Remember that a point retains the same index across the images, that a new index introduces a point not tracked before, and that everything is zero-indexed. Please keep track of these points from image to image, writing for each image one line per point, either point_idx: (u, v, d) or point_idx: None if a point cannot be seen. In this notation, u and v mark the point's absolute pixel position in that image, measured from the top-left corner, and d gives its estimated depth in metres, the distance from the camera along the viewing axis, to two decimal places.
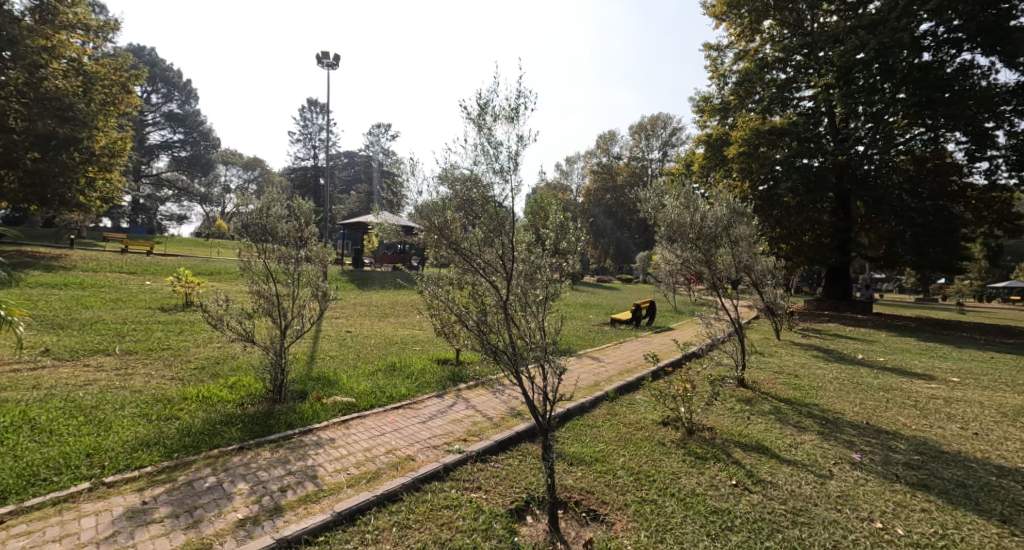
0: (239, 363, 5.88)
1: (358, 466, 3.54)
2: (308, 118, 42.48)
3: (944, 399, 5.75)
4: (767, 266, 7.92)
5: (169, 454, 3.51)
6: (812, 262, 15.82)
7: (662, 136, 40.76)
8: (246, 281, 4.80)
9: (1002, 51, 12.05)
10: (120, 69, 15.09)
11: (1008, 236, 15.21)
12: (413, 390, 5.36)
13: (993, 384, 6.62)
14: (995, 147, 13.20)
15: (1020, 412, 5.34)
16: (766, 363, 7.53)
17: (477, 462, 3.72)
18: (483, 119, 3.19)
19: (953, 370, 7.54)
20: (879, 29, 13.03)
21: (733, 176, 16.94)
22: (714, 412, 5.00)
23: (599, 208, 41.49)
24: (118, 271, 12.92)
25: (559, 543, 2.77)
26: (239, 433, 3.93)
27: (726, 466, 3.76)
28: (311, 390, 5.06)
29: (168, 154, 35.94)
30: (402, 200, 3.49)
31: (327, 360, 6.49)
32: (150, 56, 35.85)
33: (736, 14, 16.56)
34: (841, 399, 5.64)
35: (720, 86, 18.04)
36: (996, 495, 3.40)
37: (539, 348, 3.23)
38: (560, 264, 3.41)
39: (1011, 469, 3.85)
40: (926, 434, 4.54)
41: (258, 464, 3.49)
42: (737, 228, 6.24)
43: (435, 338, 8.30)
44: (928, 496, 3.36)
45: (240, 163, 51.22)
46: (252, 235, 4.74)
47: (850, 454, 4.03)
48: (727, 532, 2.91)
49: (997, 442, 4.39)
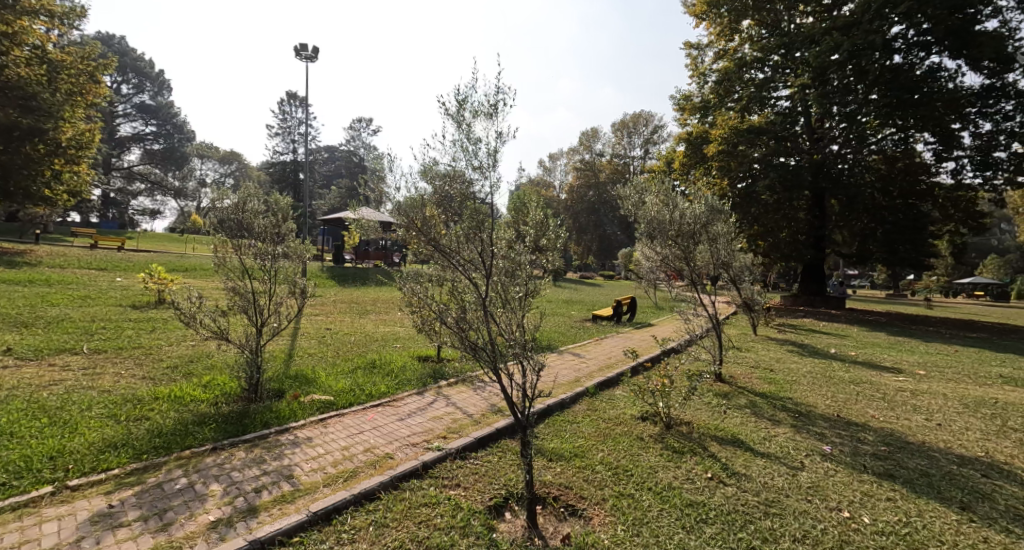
0: (214, 361, 5.76)
1: (335, 466, 3.49)
2: (287, 112, 41.70)
3: (911, 392, 5.94)
4: (744, 263, 8.05)
5: (138, 455, 3.42)
6: (788, 259, 16.15)
7: (645, 133, 41.07)
8: (220, 277, 4.69)
9: (967, 55, 12.59)
10: (88, 58, 14.59)
11: (973, 234, 15.76)
12: (393, 387, 5.32)
13: (957, 377, 6.88)
14: (961, 148, 13.67)
15: (981, 403, 5.55)
16: (743, 358, 7.68)
17: (457, 459, 3.72)
18: (461, 115, 3.17)
19: (920, 363, 7.79)
20: (854, 31, 13.36)
21: (712, 174, 17.22)
22: (692, 407, 5.08)
23: (582, 205, 41.75)
24: (88, 268, 12.53)
25: (536, 538, 2.80)
26: (213, 433, 3.84)
27: (701, 459, 3.83)
28: (288, 389, 4.97)
29: (139, 146, 34.80)
30: (380, 196, 3.45)
31: (306, 357, 6.40)
32: (120, 45, 34.68)
33: (715, 13, 16.79)
34: (814, 393, 5.78)
35: (700, 85, 18.25)
36: (957, 483, 3.53)
37: (518, 344, 3.24)
38: (540, 260, 3.38)
39: (971, 458, 4.00)
40: (892, 426, 4.69)
41: (232, 464, 3.43)
42: (715, 226, 6.32)
43: (416, 335, 8.26)
44: (893, 485, 3.48)
45: (216, 157, 50.12)
46: (227, 231, 4.63)
47: (820, 446, 4.14)
48: (702, 525, 2.96)
49: (959, 433, 4.55)
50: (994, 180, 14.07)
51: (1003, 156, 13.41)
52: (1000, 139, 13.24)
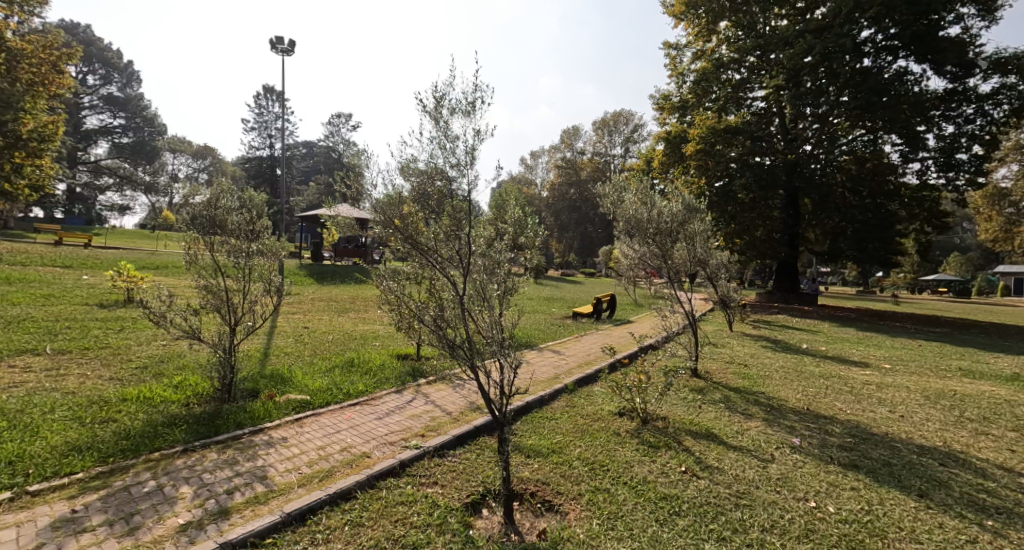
0: (185, 361, 5.63)
1: (310, 466, 3.45)
2: (264, 106, 40.75)
3: (877, 385, 6.16)
4: (720, 260, 8.20)
5: (104, 459, 3.32)
6: (763, 256, 16.52)
7: (625, 132, 41.45)
8: (192, 275, 4.57)
9: (932, 59, 13.04)
10: (50, 47, 14.03)
11: (937, 232, 16.36)
12: (371, 386, 5.27)
13: (919, 370, 7.17)
14: (926, 149, 14.15)
15: (942, 395, 5.79)
16: (719, 354, 7.83)
17: (435, 457, 3.71)
18: (439, 112, 3.16)
19: (885, 358, 8.07)
20: (825, 34, 13.67)
21: (690, 173, 17.53)
22: (668, 402, 5.17)
23: (564, 202, 42.00)
24: (52, 265, 12.10)
25: (513, 533, 2.82)
26: (183, 435, 3.75)
27: (676, 453, 3.90)
28: (263, 389, 4.88)
29: (107, 140, 33.57)
30: (357, 193, 3.40)
31: (282, 356, 6.30)
32: (86, 35, 33.38)
33: (693, 14, 17.05)
34: (786, 387, 5.95)
35: (679, 85, 18.46)
36: (917, 472, 3.68)
37: (495, 342, 3.24)
38: (519, 257, 3.41)
39: (930, 447, 4.17)
40: (858, 418, 4.86)
41: (203, 466, 3.36)
42: (692, 224, 6.46)
43: (396, 334, 8.19)
44: (857, 475, 3.60)
45: (189, 152, 48.80)
46: (199, 227, 4.51)
47: (790, 438, 4.27)
48: (675, 517, 3.03)
49: (920, 424, 4.74)
50: (956, 180, 14.60)
51: (965, 158, 13.94)
52: (963, 142, 13.73)
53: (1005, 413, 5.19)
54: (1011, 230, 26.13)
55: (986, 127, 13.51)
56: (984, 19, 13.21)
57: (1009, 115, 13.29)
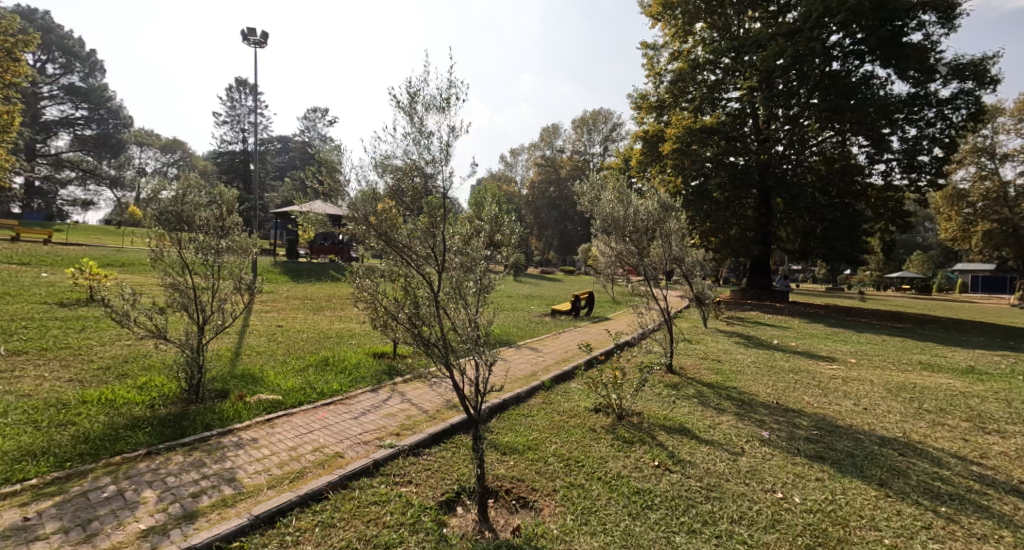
0: (151, 361, 5.45)
1: (281, 466, 3.39)
2: (236, 99, 39.63)
3: (843, 379, 6.37)
4: (695, 258, 8.34)
5: (61, 464, 3.19)
6: (737, 254, 16.87)
7: (604, 131, 41.77)
8: (158, 273, 4.42)
9: (896, 64, 13.51)
10: (4, 33, 13.33)
11: (900, 231, 16.99)
12: (346, 385, 5.20)
13: (883, 364, 7.43)
14: (890, 151, 14.64)
15: (903, 388, 6.02)
16: (693, 350, 7.98)
17: (410, 455, 3.69)
18: (413, 108, 3.12)
19: (852, 353, 8.35)
20: (795, 38, 14.05)
21: (667, 172, 17.83)
22: (643, 398, 5.24)
23: (543, 200, 42.26)
24: (8, 263, 11.56)
25: (487, 531, 2.82)
26: (147, 437, 3.63)
27: (650, 448, 3.96)
28: (233, 389, 4.77)
29: (69, 132, 32.21)
30: (329, 189, 3.33)
31: (254, 356, 6.15)
32: (44, 21, 31.81)
33: (670, 14, 17.28)
34: (757, 382, 6.10)
35: (656, 84, 18.62)
36: (878, 462, 3.81)
37: (469, 340, 3.21)
38: (495, 255, 3.39)
39: (890, 438, 4.34)
40: (825, 411, 5.01)
41: (168, 469, 3.25)
42: (668, 223, 6.55)
43: (373, 332, 8.10)
44: (823, 466, 3.72)
45: (157, 145, 47.20)
46: (165, 224, 4.35)
47: (760, 432, 4.37)
48: (647, 511, 3.07)
49: (883, 416, 4.92)
50: (918, 181, 15.18)
51: (926, 160, 14.50)
52: (924, 144, 14.30)
53: (960, 403, 5.43)
54: (968, 230, 27.31)
55: (945, 131, 14.09)
56: (943, 26, 13.77)
57: (966, 119, 13.90)
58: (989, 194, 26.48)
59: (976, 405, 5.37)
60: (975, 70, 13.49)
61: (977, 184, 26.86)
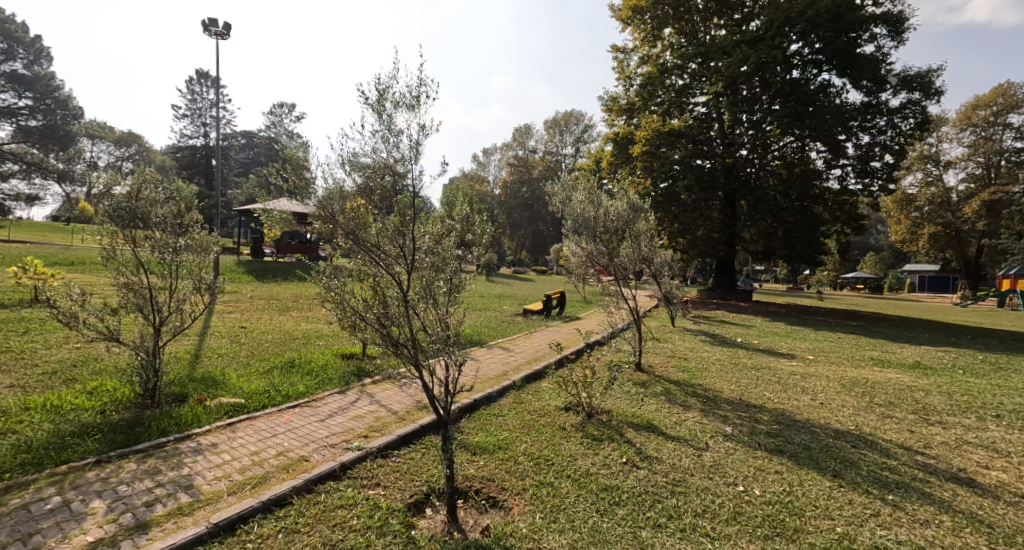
0: (103, 366, 5.17)
1: (243, 472, 3.28)
2: (197, 92, 38.07)
3: (801, 375, 6.63)
4: (664, 259, 8.52)
5: (1, 475, 3.01)
6: (704, 254, 17.30)
7: (575, 132, 42.19)
8: (110, 272, 4.21)
9: (851, 74, 14.15)
10: None
11: (855, 233, 17.82)
12: (312, 387, 5.08)
13: (838, 360, 7.78)
14: (846, 156, 15.31)
15: (856, 382, 6.33)
16: (661, 348, 8.17)
17: (378, 458, 3.63)
18: (382, 105, 3.07)
19: (810, 350, 8.70)
20: (758, 45, 14.53)
21: (636, 173, 18.16)
22: (612, 396, 5.32)
23: (516, 200, 42.35)
24: None
25: (456, 532, 2.80)
26: (97, 445, 3.46)
27: (618, 445, 4.02)
28: (192, 393, 4.59)
29: (12, 123, 30.26)
30: (294, 186, 3.23)
31: (215, 358, 5.93)
32: None
33: (640, 19, 17.59)
34: (721, 379, 6.28)
35: (626, 87, 18.90)
36: (832, 454, 3.99)
37: (439, 340, 3.18)
38: (465, 255, 3.37)
39: (844, 431, 4.55)
40: (784, 406, 5.21)
41: (119, 478, 3.10)
42: (637, 225, 6.64)
43: (342, 332, 7.92)
44: (782, 459, 3.86)
45: (110, 139, 44.96)
46: (118, 220, 4.12)
47: (723, 427, 4.50)
48: (614, 507, 3.12)
49: (838, 410, 5.15)
50: (871, 186, 15.94)
51: (879, 166, 15.24)
52: (876, 151, 15.02)
53: (907, 397, 5.74)
54: (915, 232, 28.92)
55: (895, 138, 14.84)
56: (894, 39, 14.48)
57: (913, 128, 14.70)
58: (934, 200, 28.16)
59: (922, 398, 5.70)
60: (921, 82, 14.28)
61: (923, 189, 28.50)
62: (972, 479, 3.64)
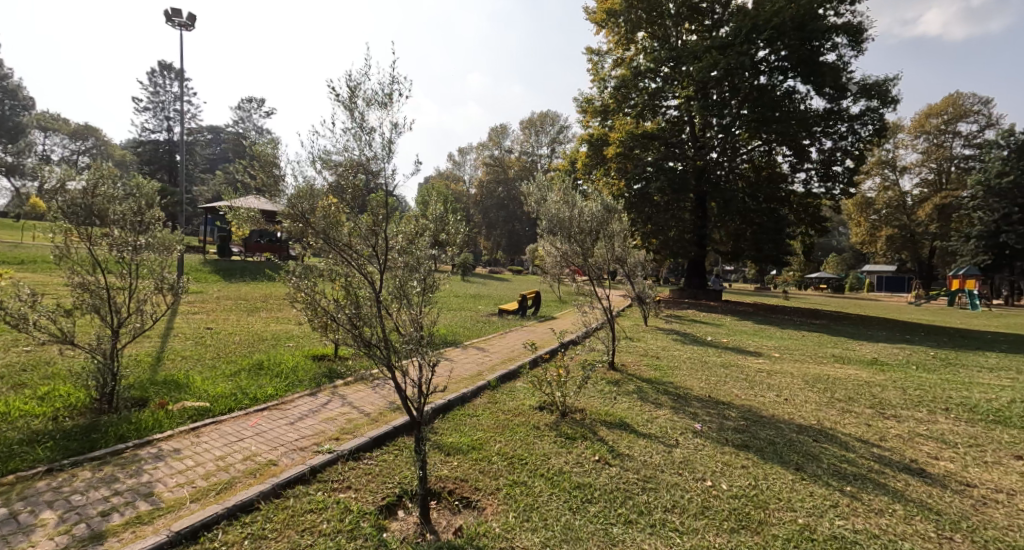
0: (56, 370, 4.92)
1: (207, 478, 3.17)
2: (159, 84, 36.67)
3: (768, 372, 6.84)
4: (637, 259, 8.66)
5: None
6: (676, 254, 17.65)
7: (551, 133, 42.43)
8: (63, 271, 4.01)
9: (814, 81, 14.66)
10: None
11: (818, 234, 18.46)
12: (281, 390, 4.95)
13: (803, 358, 8.05)
14: (810, 161, 15.87)
15: (819, 379, 6.56)
16: (634, 347, 8.28)
17: (349, 461, 3.56)
18: (353, 102, 3.02)
19: (776, 348, 8.97)
20: (727, 51, 14.91)
21: (610, 174, 18.38)
22: (585, 395, 5.38)
23: (491, 200, 42.30)
24: None
25: (429, 533, 2.78)
26: (48, 453, 3.29)
27: (590, 443, 4.06)
28: (153, 397, 4.41)
29: None
30: (261, 183, 3.14)
31: (179, 361, 5.72)
32: None
33: (613, 22, 17.80)
34: (691, 377, 6.42)
35: (601, 89, 19.11)
36: (795, 448, 4.13)
37: (412, 340, 3.14)
38: (439, 254, 3.35)
39: (807, 426, 4.71)
40: (750, 402, 5.37)
41: (72, 487, 2.96)
42: (610, 226, 6.72)
43: (313, 333, 7.75)
44: (747, 454, 3.98)
45: (65, 131, 42.81)
46: (73, 217, 3.91)
47: (692, 424, 4.60)
48: (586, 504, 3.15)
49: (801, 405, 5.33)
50: (833, 190, 16.57)
51: (840, 170, 15.85)
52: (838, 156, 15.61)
53: (865, 392, 5.99)
54: (873, 234, 30.21)
55: (856, 144, 15.45)
56: (853, 49, 15.10)
57: (871, 135, 15.35)
58: (891, 203, 29.50)
59: (879, 393, 5.96)
60: (879, 91, 14.93)
61: (881, 193, 29.82)
62: (923, 470, 3.83)
